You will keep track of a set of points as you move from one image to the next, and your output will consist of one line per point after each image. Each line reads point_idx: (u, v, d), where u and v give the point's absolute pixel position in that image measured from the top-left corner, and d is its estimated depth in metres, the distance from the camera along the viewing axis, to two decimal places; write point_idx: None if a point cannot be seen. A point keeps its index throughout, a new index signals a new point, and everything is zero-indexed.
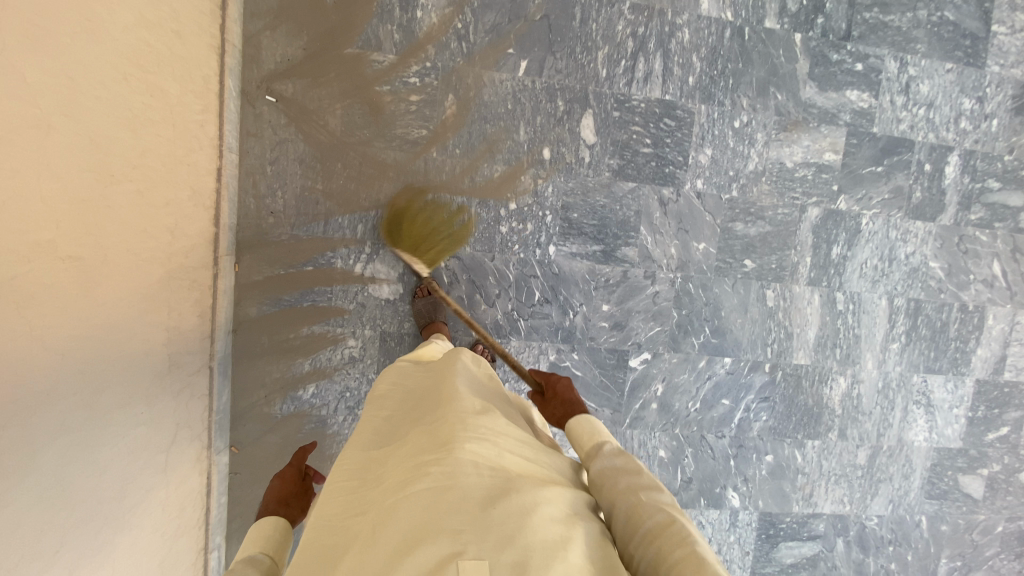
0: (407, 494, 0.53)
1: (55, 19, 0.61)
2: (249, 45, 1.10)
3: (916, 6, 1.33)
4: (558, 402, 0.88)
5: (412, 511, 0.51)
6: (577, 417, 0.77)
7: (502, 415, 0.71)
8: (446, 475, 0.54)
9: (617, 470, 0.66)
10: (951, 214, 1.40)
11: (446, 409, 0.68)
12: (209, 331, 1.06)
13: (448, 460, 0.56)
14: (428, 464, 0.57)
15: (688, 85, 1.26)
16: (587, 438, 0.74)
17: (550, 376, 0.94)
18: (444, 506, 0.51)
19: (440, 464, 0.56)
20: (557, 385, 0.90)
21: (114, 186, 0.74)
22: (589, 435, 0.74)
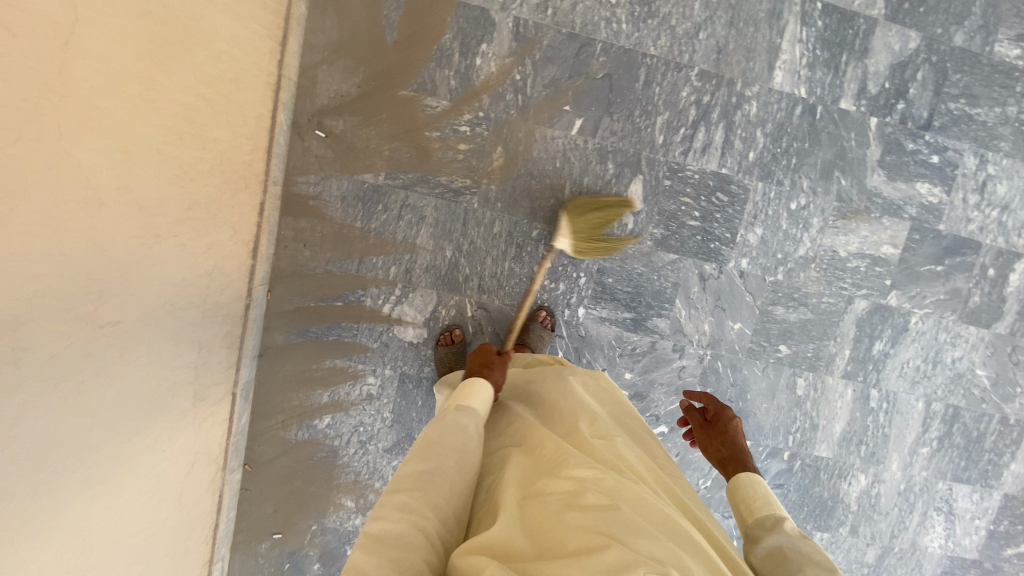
0: (577, 501, 0.58)
1: (112, 100, 0.64)
2: (305, 77, 1.09)
3: (1007, 101, 1.24)
4: (727, 441, 0.93)
5: (592, 516, 0.55)
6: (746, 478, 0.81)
7: (630, 443, 0.75)
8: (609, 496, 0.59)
9: (803, 555, 0.66)
10: (1007, 322, 1.32)
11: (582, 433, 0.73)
12: (236, 358, 1.08)
13: (616, 481, 0.62)
14: (595, 474, 0.63)
15: (748, 160, 1.20)
16: (760, 504, 0.78)
17: (722, 408, 0.99)
18: (616, 523, 0.55)
19: (610, 482, 0.62)
20: (729, 423, 0.96)
21: (159, 245, 0.75)
22: (764, 503, 0.77)
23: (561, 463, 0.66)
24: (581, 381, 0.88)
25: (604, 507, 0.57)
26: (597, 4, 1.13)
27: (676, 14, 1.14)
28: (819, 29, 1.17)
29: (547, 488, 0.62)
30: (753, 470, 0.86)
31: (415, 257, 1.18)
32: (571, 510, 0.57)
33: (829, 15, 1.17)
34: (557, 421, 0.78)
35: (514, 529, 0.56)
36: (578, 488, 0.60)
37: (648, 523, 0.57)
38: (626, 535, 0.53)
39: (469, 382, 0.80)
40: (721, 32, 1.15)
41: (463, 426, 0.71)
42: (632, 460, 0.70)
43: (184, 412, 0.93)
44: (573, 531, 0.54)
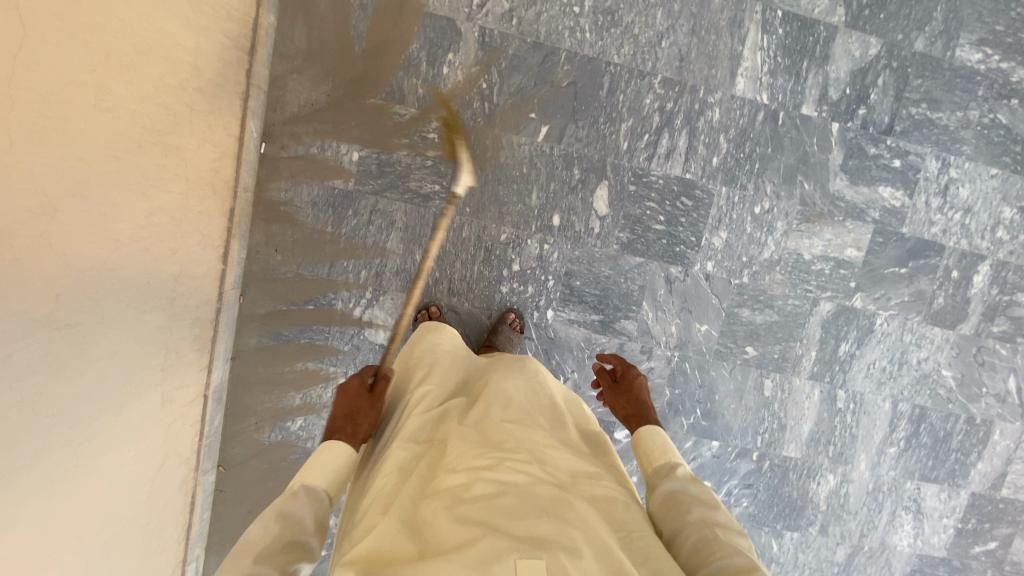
0: (467, 496, 0.61)
1: (72, 108, 0.65)
2: (275, 86, 1.12)
3: (968, 105, 1.26)
4: (633, 399, 0.94)
5: (475, 510, 0.58)
6: (647, 427, 0.82)
7: (536, 416, 0.77)
8: (496, 485, 0.62)
9: (693, 497, 0.69)
10: (972, 323, 1.34)
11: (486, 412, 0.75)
12: (207, 361, 1.10)
13: (506, 467, 0.64)
14: (488, 463, 0.65)
15: (711, 165, 1.23)
16: (658, 452, 0.79)
17: (629, 368, 1.00)
18: (498, 513, 0.58)
19: (499, 468, 0.64)
20: (634, 381, 0.96)
21: (118, 250, 0.77)
22: (660, 450, 0.79)
23: (459, 451, 0.68)
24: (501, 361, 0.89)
25: (487, 498, 0.60)
26: (561, 14, 1.15)
27: (639, 23, 1.16)
28: (780, 36, 1.19)
29: (442, 482, 0.65)
30: (654, 421, 0.87)
31: (385, 261, 1.20)
32: (457, 504, 0.60)
33: (790, 22, 1.19)
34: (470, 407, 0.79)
35: (401, 533, 0.60)
36: (467, 481, 0.63)
37: (530, 506, 0.59)
38: (505, 524, 0.56)
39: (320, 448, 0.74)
40: (683, 40, 1.18)
41: (296, 515, 0.66)
42: (536, 437, 0.71)
43: (152, 414, 0.95)
44: (454, 526, 0.57)
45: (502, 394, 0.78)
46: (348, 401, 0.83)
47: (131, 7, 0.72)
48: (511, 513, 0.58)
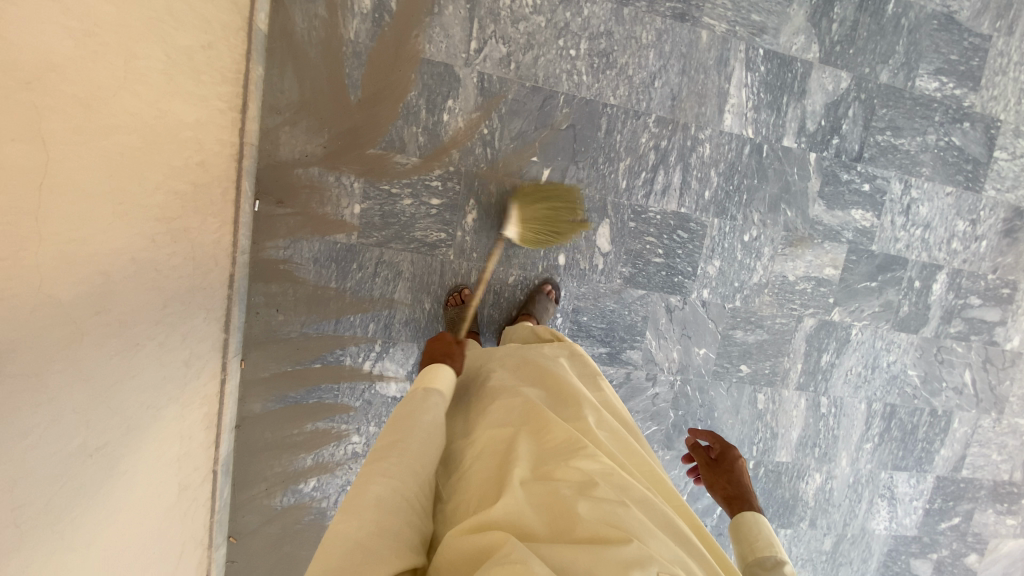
0: (592, 492, 0.58)
1: (95, 225, 0.60)
2: (266, 139, 1.06)
3: (926, 131, 1.37)
4: (732, 479, 0.90)
5: (608, 509, 0.56)
6: (751, 516, 0.81)
7: (624, 433, 0.76)
8: (618, 491, 0.60)
9: None
10: (933, 327, 1.48)
11: (584, 420, 0.72)
12: (215, 435, 1.04)
13: (624, 478, 0.62)
14: (606, 467, 0.63)
15: (704, 199, 1.28)
16: (762, 544, 0.77)
17: (727, 447, 0.94)
18: (628, 519, 0.56)
19: (619, 477, 0.62)
20: (735, 461, 0.92)
21: (137, 354, 0.72)
22: (769, 545, 0.77)
23: (570, 448, 0.65)
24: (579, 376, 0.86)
25: (615, 501, 0.57)
26: (558, 57, 1.15)
27: (633, 64, 1.18)
28: (762, 74, 1.25)
29: (558, 472, 0.61)
30: (758, 508, 0.85)
31: (393, 312, 1.18)
32: (585, 497, 0.57)
33: (771, 60, 1.25)
34: (561, 406, 0.76)
35: (524, 506, 0.56)
36: (589, 477, 0.60)
37: (654, 524, 0.58)
38: (642, 534, 0.54)
39: (433, 368, 0.79)
40: (674, 79, 1.21)
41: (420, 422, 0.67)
42: (632, 460, 0.70)
43: (170, 506, 0.89)
44: (589, 517, 0.54)
45: (594, 409, 0.77)
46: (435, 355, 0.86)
47: (141, 96, 0.67)
48: (644, 523, 0.56)
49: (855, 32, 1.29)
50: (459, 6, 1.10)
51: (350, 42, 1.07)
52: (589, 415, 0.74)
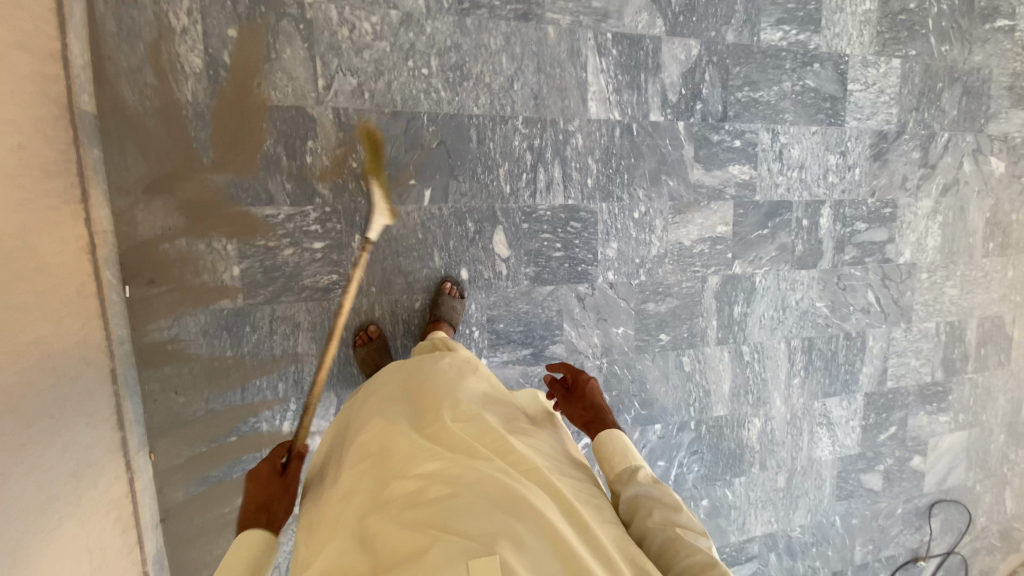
0: (418, 503, 0.61)
1: None
2: (121, 222, 1.01)
3: (781, 79, 1.45)
4: (586, 403, 0.95)
5: (428, 513, 0.59)
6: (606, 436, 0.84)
7: (483, 412, 0.78)
8: (445, 487, 0.63)
9: (654, 501, 0.73)
10: (829, 258, 1.57)
11: (433, 420, 0.75)
12: (136, 537, 1.00)
13: (456, 469, 0.65)
14: (438, 467, 0.66)
15: (588, 186, 1.31)
16: (617, 457, 0.82)
17: (578, 373, 1.00)
18: (449, 513, 0.59)
19: (448, 472, 0.65)
20: (587, 385, 0.97)
21: (6, 483, 0.68)
22: (620, 454, 0.82)
23: (409, 460, 0.68)
24: (445, 365, 0.87)
25: (438, 501, 0.61)
26: (411, 79, 1.15)
27: (487, 72, 1.20)
28: (615, 56, 1.29)
29: (392, 493, 0.65)
30: (612, 422, 0.90)
31: (301, 365, 1.15)
32: (409, 512, 0.61)
33: (620, 42, 1.29)
34: (417, 413, 0.78)
35: (352, 545, 0.60)
36: (418, 486, 0.64)
37: (482, 502, 0.61)
38: (459, 524, 0.58)
39: (240, 537, 0.71)
40: (532, 78, 1.23)
41: None
42: (487, 436, 0.72)
43: None
44: (406, 530, 0.58)
45: (449, 400, 0.78)
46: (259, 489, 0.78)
47: None
48: (464, 511, 0.59)
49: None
50: (297, 46, 1.07)
51: (189, 105, 1.03)
52: (439, 411, 0.76)
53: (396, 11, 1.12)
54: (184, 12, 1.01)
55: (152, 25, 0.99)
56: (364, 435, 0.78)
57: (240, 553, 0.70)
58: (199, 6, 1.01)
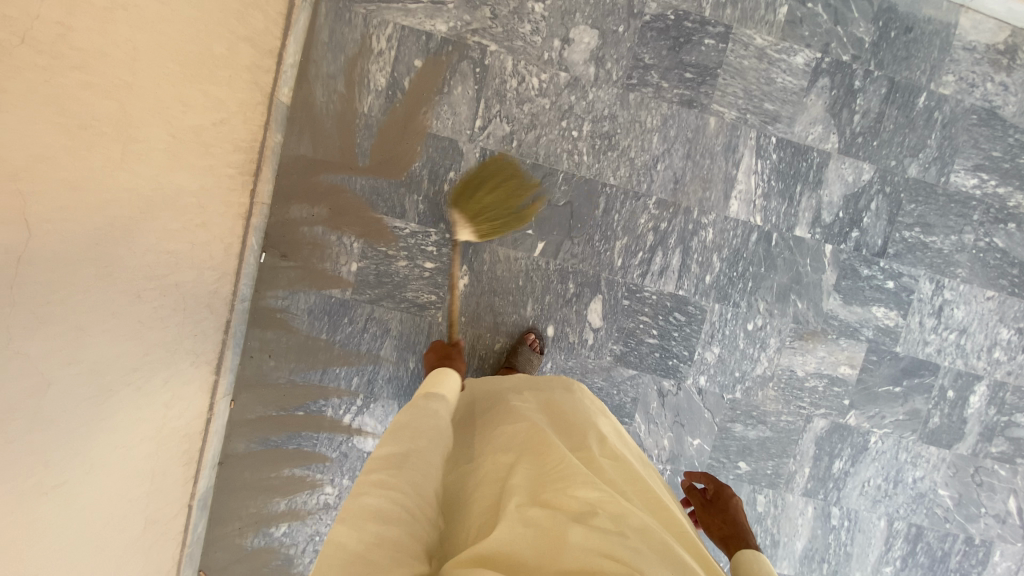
0: (588, 521, 0.57)
1: (73, 287, 0.67)
2: (278, 198, 1.14)
3: (962, 229, 1.27)
4: (728, 518, 0.86)
5: (603, 539, 0.55)
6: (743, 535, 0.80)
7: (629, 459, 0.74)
8: (615, 519, 0.58)
9: None
10: (969, 443, 1.32)
11: (587, 446, 0.72)
12: (194, 471, 1.09)
13: (622, 505, 0.60)
14: (609, 497, 0.61)
15: (704, 283, 1.24)
16: None
17: (722, 487, 0.94)
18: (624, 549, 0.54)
19: (617, 506, 0.60)
20: (729, 500, 0.91)
21: (108, 398, 0.78)
22: None
23: (570, 472, 0.64)
24: (588, 400, 0.86)
25: (613, 532, 0.56)
26: (560, 137, 1.19)
27: (635, 147, 1.20)
28: (773, 161, 1.22)
29: (555, 500, 0.60)
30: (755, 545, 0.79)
31: (377, 368, 1.21)
32: (578, 529, 0.56)
33: (783, 148, 1.22)
34: (566, 432, 0.76)
35: (522, 538, 0.55)
36: (585, 506, 0.59)
37: (653, 555, 0.56)
38: (637, 565, 0.53)
39: (437, 372, 0.86)
40: (678, 163, 1.21)
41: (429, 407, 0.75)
42: (637, 483, 0.69)
43: (135, 539, 0.94)
44: (582, 551, 0.53)
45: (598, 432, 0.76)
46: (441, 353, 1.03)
47: (138, 173, 0.73)
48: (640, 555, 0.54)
49: (880, 124, 1.23)
50: (468, 87, 1.16)
51: (363, 116, 1.15)
52: (593, 441, 0.73)
53: (565, 74, 1.17)
54: (385, 37, 1.13)
55: (356, 43, 1.13)
56: (508, 424, 0.76)
57: (441, 382, 0.84)
58: (399, 36, 1.13)
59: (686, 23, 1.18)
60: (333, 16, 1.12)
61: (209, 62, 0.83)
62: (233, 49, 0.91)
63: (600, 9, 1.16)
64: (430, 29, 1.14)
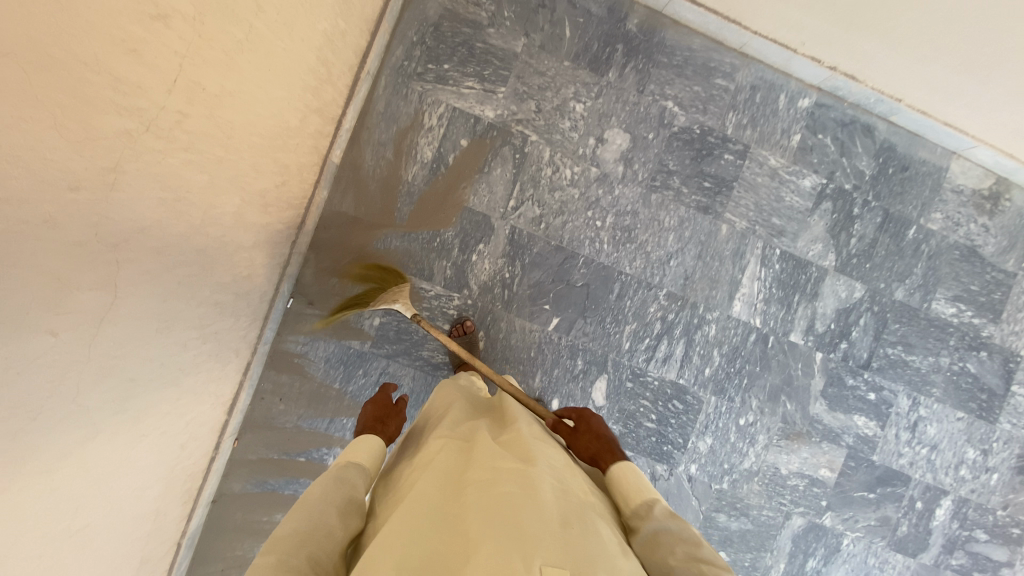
0: (495, 489, 0.62)
1: (138, 341, 0.70)
2: (313, 249, 1.19)
3: (939, 352, 1.38)
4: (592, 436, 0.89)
5: (505, 504, 0.59)
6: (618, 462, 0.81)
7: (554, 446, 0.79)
8: (524, 485, 0.63)
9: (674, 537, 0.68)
10: (932, 553, 1.39)
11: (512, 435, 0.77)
12: (189, 508, 1.10)
13: (531, 476, 0.65)
14: (516, 480, 0.64)
15: (703, 375, 1.32)
16: (632, 489, 0.75)
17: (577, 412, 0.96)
18: (524, 510, 0.59)
19: (525, 477, 0.65)
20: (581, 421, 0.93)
21: (140, 441, 0.80)
22: (635, 488, 0.75)
23: (486, 457, 0.69)
24: (524, 400, 0.91)
25: (514, 495, 0.61)
26: (585, 224, 1.28)
27: (652, 242, 1.29)
28: (776, 270, 1.33)
29: (469, 480, 0.65)
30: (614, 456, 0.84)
31: None
32: (481, 498, 0.61)
33: (786, 260, 1.33)
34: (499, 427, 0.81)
35: (428, 519, 0.59)
36: (494, 476, 0.64)
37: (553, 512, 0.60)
38: (533, 521, 0.58)
39: (356, 438, 0.79)
40: (690, 261, 1.30)
41: (351, 480, 0.71)
42: (557, 462, 0.74)
43: None
44: (483, 516, 0.58)
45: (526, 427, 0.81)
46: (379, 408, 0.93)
47: (211, 236, 0.78)
48: (540, 513, 0.59)
49: (873, 248, 1.35)
50: (507, 169, 1.25)
51: (406, 183, 1.22)
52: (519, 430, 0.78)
53: (596, 169, 1.27)
54: (437, 115, 1.22)
55: (409, 117, 1.21)
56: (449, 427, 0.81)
57: (366, 447, 0.78)
58: (450, 115, 1.22)
59: (710, 138, 1.30)
60: (392, 90, 1.20)
61: (285, 133, 0.90)
62: (307, 121, 0.97)
63: (634, 116, 1.27)
64: (478, 113, 1.23)
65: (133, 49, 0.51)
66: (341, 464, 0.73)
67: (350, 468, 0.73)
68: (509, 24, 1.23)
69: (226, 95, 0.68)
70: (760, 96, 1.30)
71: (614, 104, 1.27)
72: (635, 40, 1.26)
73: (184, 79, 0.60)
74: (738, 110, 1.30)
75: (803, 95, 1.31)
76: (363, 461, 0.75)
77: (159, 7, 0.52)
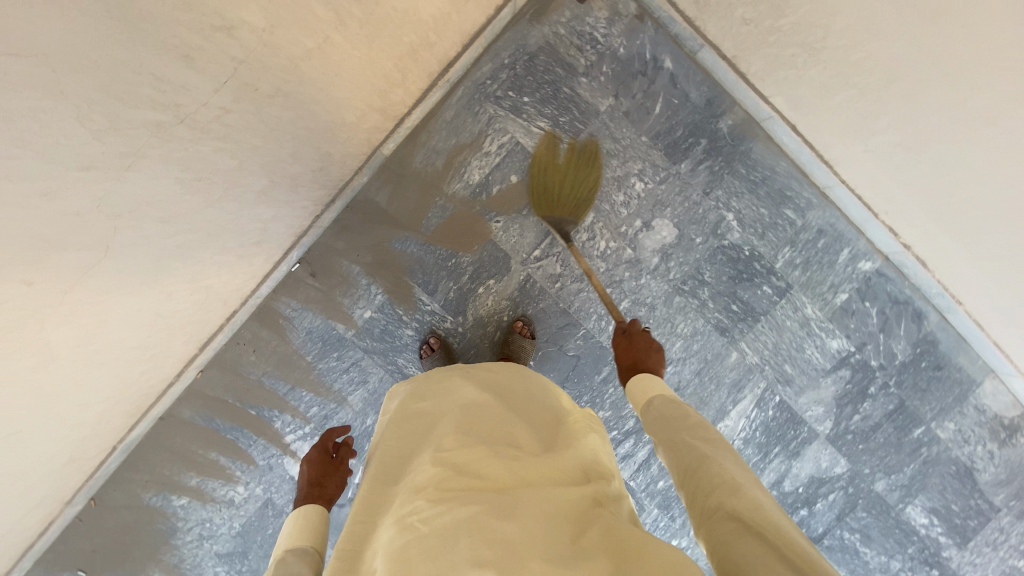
0: (406, 533, 0.56)
1: (119, 288, 0.81)
2: (334, 225, 1.20)
3: (893, 554, 1.32)
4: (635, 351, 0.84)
5: (413, 549, 0.54)
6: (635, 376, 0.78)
7: (483, 413, 0.71)
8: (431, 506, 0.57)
9: (672, 421, 0.67)
10: None
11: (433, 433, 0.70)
12: (134, 420, 1.17)
13: (440, 493, 0.59)
14: (421, 508, 0.58)
15: (655, 486, 1.30)
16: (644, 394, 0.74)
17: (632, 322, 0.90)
18: (433, 546, 0.53)
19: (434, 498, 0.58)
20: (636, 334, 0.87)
21: (96, 363, 0.87)
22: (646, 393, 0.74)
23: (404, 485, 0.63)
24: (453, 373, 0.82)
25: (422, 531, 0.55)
26: (598, 300, 1.25)
27: (657, 341, 1.26)
28: (767, 416, 1.28)
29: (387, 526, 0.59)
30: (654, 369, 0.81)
31: (338, 409, 1.26)
32: (393, 550, 0.55)
33: (781, 410, 1.28)
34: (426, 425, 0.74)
35: None
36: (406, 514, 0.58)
37: (459, 525, 0.54)
38: (440, 555, 0.52)
39: (285, 523, 0.69)
40: (686, 374, 1.27)
41: (294, 569, 0.62)
42: (479, 440, 0.66)
43: (54, 470, 0.99)
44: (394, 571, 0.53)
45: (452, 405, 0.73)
46: (314, 468, 0.81)
47: None
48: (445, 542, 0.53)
49: (873, 432, 1.29)
50: None
51: (444, 196, 1.20)
52: (439, 422, 0.71)
53: (631, 251, 1.23)
54: (498, 143, 1.19)
55: (472, 135, 1.19)
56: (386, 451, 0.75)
57: (302, 530, 0.68)
58: (511, 148, 1.20)
59: (755, 264, 1.24)
60: (465, 104, 1.18)
61: None
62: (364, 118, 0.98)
63: (689, 215, 1.22)
64: None
65: (186, 54, 0.69)
66: (279, 560, 0.64)
67: (293, 558, 0.64)
68: (603, 80, 1.18)
69: (277, 94, 0.83)
70: (823, 243, 1.23)
71: (674, 196, 1.22)
72: (722, 141, 1.20)
73: (236, 80, 0.76)
74: (795, 247, 1.23)
75: (867, 258, 1.23)
76: (303, 544, 0.66)
77: (225, 21, 0.70)
